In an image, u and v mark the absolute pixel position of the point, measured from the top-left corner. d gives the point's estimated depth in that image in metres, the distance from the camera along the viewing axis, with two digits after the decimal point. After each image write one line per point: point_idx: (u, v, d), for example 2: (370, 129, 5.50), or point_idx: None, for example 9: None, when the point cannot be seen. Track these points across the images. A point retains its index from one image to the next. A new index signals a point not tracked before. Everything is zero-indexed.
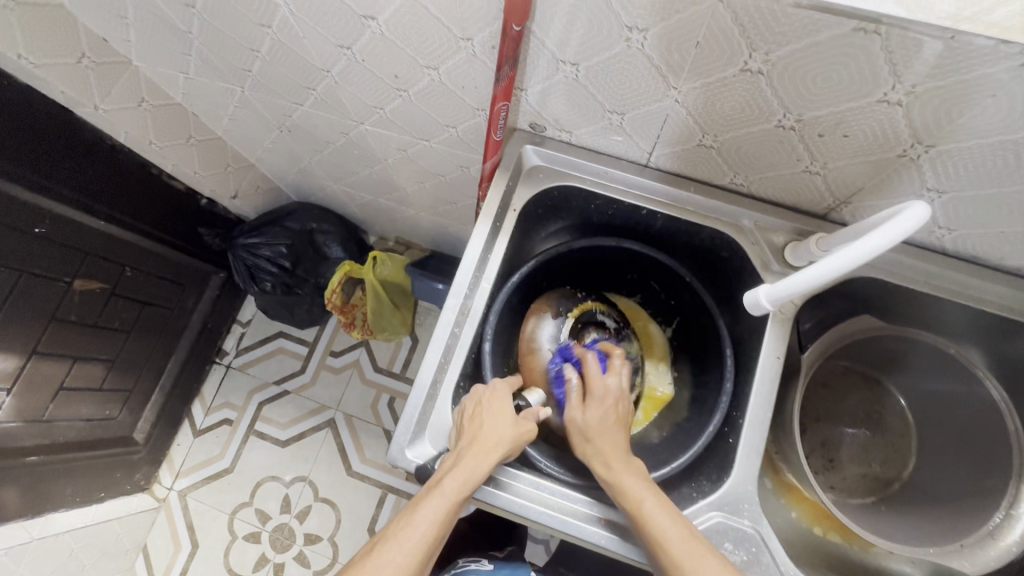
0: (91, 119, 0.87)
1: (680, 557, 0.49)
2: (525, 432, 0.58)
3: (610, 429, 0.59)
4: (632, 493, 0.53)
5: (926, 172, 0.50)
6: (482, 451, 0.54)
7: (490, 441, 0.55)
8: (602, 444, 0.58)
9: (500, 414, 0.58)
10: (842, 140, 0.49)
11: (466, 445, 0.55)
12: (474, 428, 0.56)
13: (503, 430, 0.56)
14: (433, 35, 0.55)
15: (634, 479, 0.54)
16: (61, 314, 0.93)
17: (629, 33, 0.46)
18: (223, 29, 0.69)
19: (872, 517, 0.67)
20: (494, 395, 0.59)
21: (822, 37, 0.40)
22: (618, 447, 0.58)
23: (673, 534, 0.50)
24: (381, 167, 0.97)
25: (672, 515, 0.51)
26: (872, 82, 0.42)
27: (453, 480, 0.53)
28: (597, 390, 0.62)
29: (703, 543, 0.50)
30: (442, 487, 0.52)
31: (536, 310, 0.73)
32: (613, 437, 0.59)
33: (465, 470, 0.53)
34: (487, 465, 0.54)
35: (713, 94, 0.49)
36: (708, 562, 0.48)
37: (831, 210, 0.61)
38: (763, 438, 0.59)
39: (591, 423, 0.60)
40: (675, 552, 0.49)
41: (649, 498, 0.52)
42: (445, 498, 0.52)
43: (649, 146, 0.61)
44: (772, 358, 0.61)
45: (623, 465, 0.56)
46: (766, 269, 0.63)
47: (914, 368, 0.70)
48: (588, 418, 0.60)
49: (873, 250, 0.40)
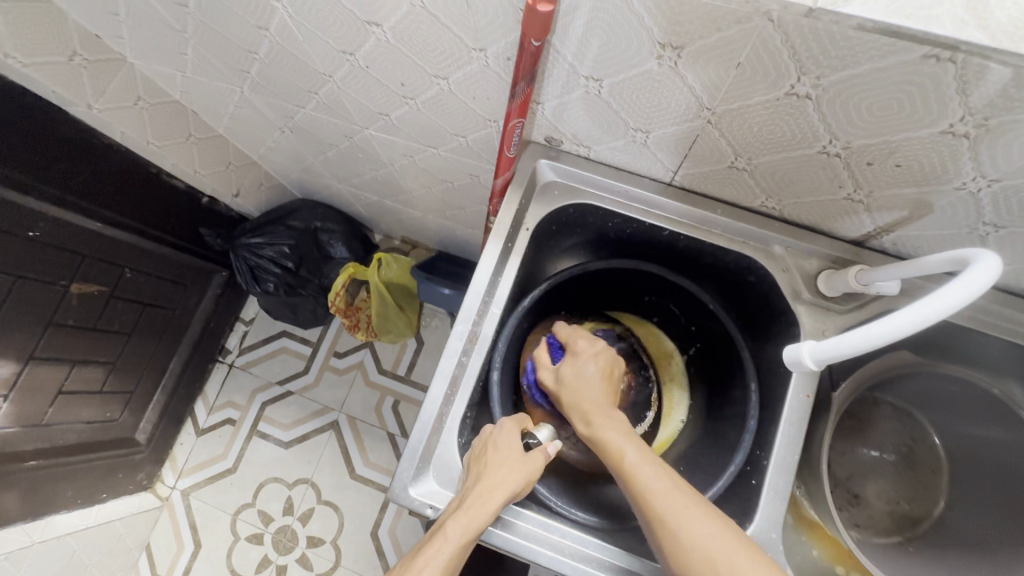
0: (86, 119, 0.82)
1: (669, 512, 0.47)
2: (536, 470, 0.54)
3: (589, 384, 0.59)
4: (616, 449, 0.52)
5: (986, 207, 0.45)
6: (490, 491, 0.51)
7: (499, 477, 0.52)
8: (582, 397, 0.58)
9: (507, 449, 0.54)
10: (893, 170, 0.45)
11: (471, 486, 0.52)
12: (480, 464, 0.54)
13: (513, 468, 0.53)
14: (442, 43, 0.51)
15: (612, 431, 0.54)
16: (59, 318, 0.90)
17: (661, 50, 0.41)
18: (219, 30, 0.65)
19: (901, 558, 0.63)
20: (504, 434, 0.56)
21: (888, 63, 0.35)
22: (599, 403, 0.57)
23: (659, 491, 0.48)
24: (387, 170, 0.93)
25: (659, 473, 0.50)
26: (938, 112, 0.38)
27: (457, 525, 0.49)
28: (574, 347, 0.63)
29: (690, 500, 0.48)
30: (447, 530, 0.49)
31: (534, 337, 0.68)
32: (592, 390, 0.58)
33: (471, 510, 0.50)
34: (495, 504, 0.51)
35: (754, 116, 0.44)
36: (700, 523, 0.46)
37: (870, 238, 0.56)
38: (788, 482, 0.56)
39: (567, 381, 0.60)
40: (664, 510, 0.47)
41: (632, 453, 0.51)
42: (449, 544, 0.48)
43: (674, 165, 0.56)
44: (801, 396, 0.57)
45: (603, 419, 0.55)
46: (797, 298, 0.59)
47: (952, 408, 0.65)
48: (563, 373, 0.60)
49: (975, 291, 0.35)
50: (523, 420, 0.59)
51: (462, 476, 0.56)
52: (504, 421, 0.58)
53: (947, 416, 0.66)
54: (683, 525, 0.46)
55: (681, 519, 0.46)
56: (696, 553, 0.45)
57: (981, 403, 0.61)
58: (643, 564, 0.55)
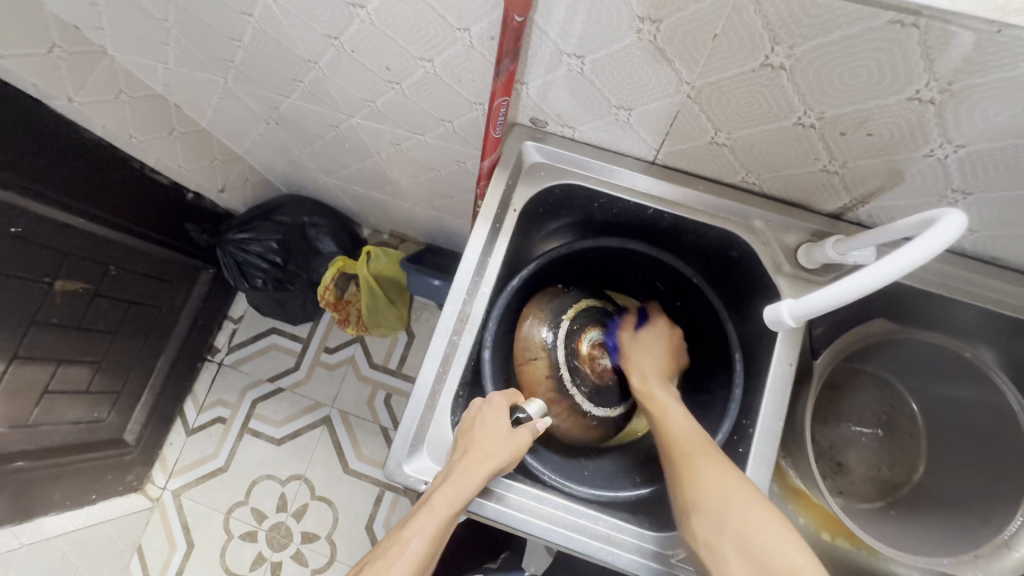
0: (65, 112, 0.81)
1: (691, 449, 0.55)
2: (523, 444, 0.55)
3: (657, 354, 0.69)
4: (660, 403, 0.62)
5: (954, 173, 0.47)
6: (474, 465, 0.52)
7: (485, 452, 0.53)
8: (646, 362, 0.67)
9: (495, 424, 0.55)
10: (865, 139, 0.46)
11: (457, 460, 0.53)
12: (466, 439, 0.54)
13: (500, 443, 0.54)
14: (426, 24, 0.51)
15: (664, 392, 0.63)
16: (42, 317, 0.89)
17: (640, 24, 0.42)
18: (202, 18, 0.65)
19: (884, 521, 0.65)
20: (492, 408, 0.56)
21: (855, 31, 0.37)
22: (656, 369, 0.67)
23: (689, 436, 0.56)
24: (375, 160, 0.93)
25: (692, 424, 0.58)
26: (905, 78, 0.39)
27: (441, 498, 0.50)
28: (655, 322, 0.72)
29: (717, 452, 0.55)
30: (432, 504, 0.50)
31: (528, 312, 0.68)
32: (657, 360, 0.68)
33: (456, 483, 0.51)
34: (481, 477, 0.51)
35: (730, 89, 0.46)
36: (717, 461, 0.53)
37: (847, 210, 0.58)
38: (773, 448, 0.57)
39: (641, 345, 0.70)
40: (690, 447, 0.55)
41: (674, 408, 0.61)
42: (434, 517, 0.50)
43: (656, 142, 0.58)
44: (785, 365, 0.59)
45: (657, 382, 0.65)
46: (778, 270, 0.61)
47: (929, 372, 0.67)
48: (640, 342, 0.70)
49: (948, 238, 0.37)
50: (512, 396, 0.59)
51: (450, 451, 0.57)
52: (493, 395, 0.58)
53: (923, 383, 0.69)
54: (703, 461, 0.53)
55: (704, 458, 0.53)
56: (709, 483, 0.51)
57: (950, 367, 0.64)
58: (635, 531, 0.57)
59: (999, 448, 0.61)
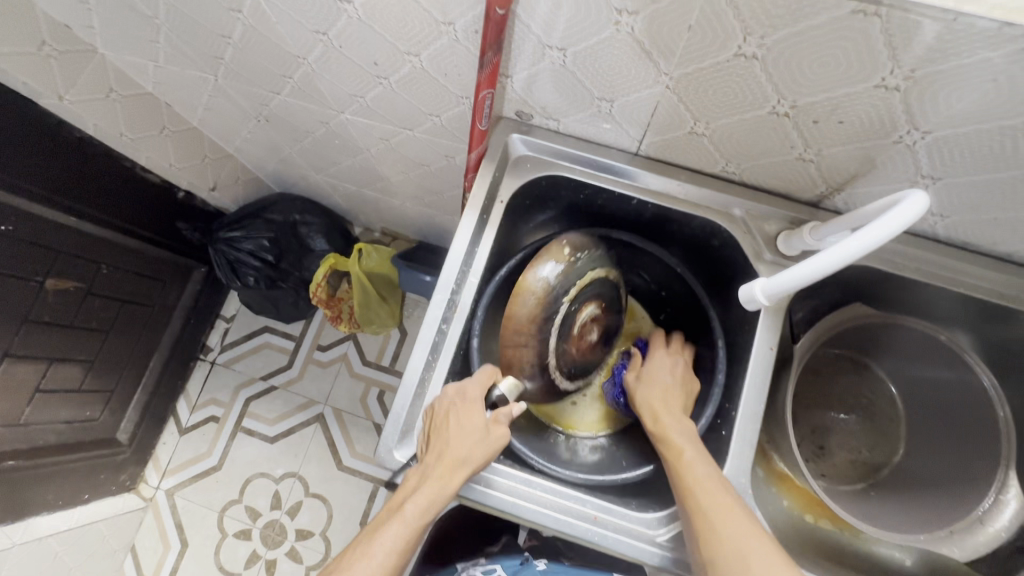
0: (55, 110, 0.81)
1: (708, 503, 0.51)
2: (496, 443, 0.55)
3: (663, 384, 0.63)
4: (675, 444, 0.56)
5: (923, 159, 0.49)
6: (445, 471, 0.53)
7: (456, 459, 0.53)
8: (653, 398, 0.62)
9: (466, 425, 0.55)
10: (836, 127, 0.48)
11: (427, 466, 0.54)
12: (434, 439, 0.54)
13: (473, 448, 0.54)
14: (412, 19, 0.53)
15: (679, 431, 0.57)
16: (34, 315, 0.89)
17: (619, 16, 0.44)
18: (192, 15, 0.66)
19: (864, 501, 0.67)
20: (464, 406, 0.56)
21: (820, 21, 0.39)
22: (670, 405, 0.61)
23: (707, 486, 0.52)
24: (365, 157, 0.94)
25: (708, 470, 0.53)
26: (871, 66, 0.41)
27: (413, 507, 0.52)
28: (658, 351, 0.68)
29: (735, 503, 0.51)
30: (403, 513, 0.52)
31: (522, 288, 0.61)
32: (665, 392, 0.62)
33: (428, 493, 0.52)
34: (453, 484, 0.53)
35: (706, 79, 0.47)
36: (733, 518, 0.50)
37: (824, 198, 0.60)
38: (754, 430, 0.59)
39: (645, 379, 0.65)
40: (708, 501, 0.51)
41: (690, 451, 0.55)
42: (406, 524, 0.52)
43: (638, 134, 0.60)
44: (765, 349, 0.61)
45: (670, 418, 0.59)
46: (758, 258, 0.62)
47: (906, 355, 0.69)
48: (641, 376, 0.66)
49: (909, 218, 0.39)
50: (490, 378, 0.59)
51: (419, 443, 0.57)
52: (467, 388, 0.58)
53: (901, 367, 0.71)
54: (720, 517, 0.50)
55: (721, 516, 0.50)
56: (727, 545, 0.48)
57: (930, 350, 0.66)
58: (621, 513, 0.58)
59: (973, 432, 0.64)
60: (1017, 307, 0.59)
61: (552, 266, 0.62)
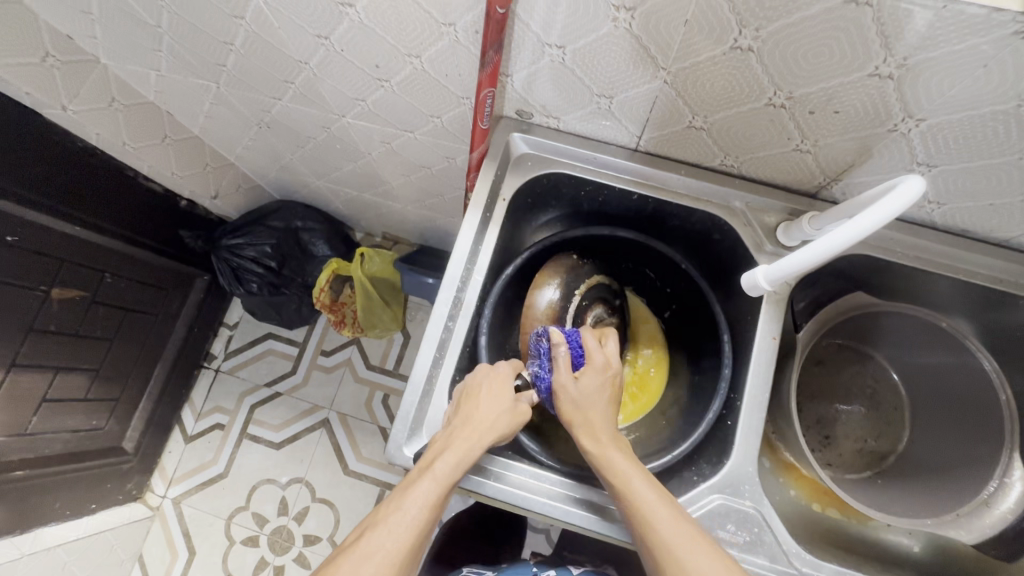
0: (59, 120, 0.82)
1: (670, 541, 0.47)
2: (522, 416, 0.56)
3: (599, 402, 0.56)
4: (620, 473, 0.51)
5: (917, 147, 0.50)
6: (478, 431, 0.53)
7: (487, 422, 0.54)
8: (593, 415, 0.55)
9: (499, 394, 0.56)
10: (833, 117, 0.49)
11: (459, 426, 0.54)
12: (468, 404, 0.55)
13: (502, 414, 0.55)
14: (413, 21, 0.54)
15: (620, 457, 0.53)
16: (40, 325, 0.90)
17: (616, 12, 0.45)
18: (195, 24, 0.67)
19: (871, 489, 0.68)
20: (497, 378, 0.58)
21: (813, 11, 0.40)
22: (605, 421, 0.56)
23: (663, 520, 0.48)
24: (366, 160, 0.95)
25: (663, 503, 0.49)
26: (864, 56, 0.42)
27: (447, 463, 0.51)
28: (593, 361, 0.58)
29: (700, 539, 0.47)
30: (436, 470, 0.51)
31: (541, 284, 0.68)
32: (603, 410, 0.56)
33: (460, 452, 0.52)
34: (483, 445, 0.53)
35: (702, 73, 0.49)
36: (704, 553, 0.46)
37: (821, 189, 0.61)
38: (761, 419, 0.60)
39: (582, 393, 0.56)
40: (668, 536, 0.47)
41: (637, 480, 0.51)
42: (438, 482, 0.50)
43: (637, 130, 0.60)
44: (768, 338, 0.62)
45: (608, 440, 0.54)
46: (759, 250, 0.63)
47: (906, 344, 0.70)
48: (582, 389, 0.56)
49: (904, 202, 0.41)
50: (517, 365, 0.61)
51: (447, 414, 0.58)
52: (497, 364, 0.60)
53: (903, 355, 0.71)
54: (687, 555, 0.46)
55: (685, 552, 0.46)
56: None
57: (930, 335, 0.66)
58: None
59: (975, 415, 0.64)
60: (1015, 292, 0.60)
61: (551, 291, 0.68)
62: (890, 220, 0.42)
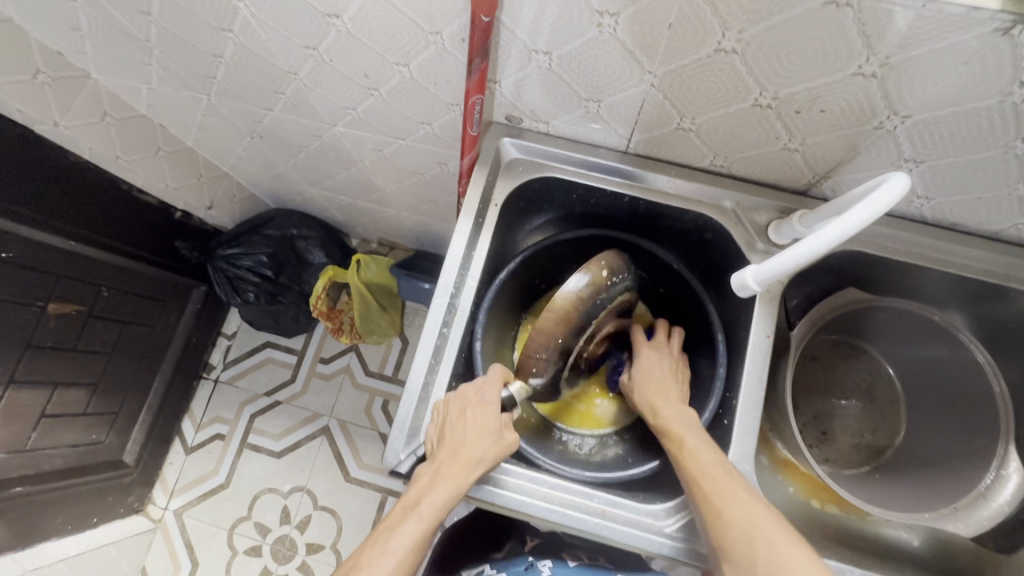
0: (51, 135, 0.82)
1: (716, 487, 0.51)
2: (507, 448, 0.57)
3: (661, 380, 0.64)
4: (676, 432, 0.57)
5: (903, 143, 0.50)
6: (461, 467, 0.54)
7: (469, 457, 0.54)
8: (652, 390, 0.63)
9: (483, 426, 0.56)
10: (820, 116, 0.49)
11: (445, 462, 0.54)
12: (453, 437, 0.55)
13: (484, 447, 0.55)
14: (401, 31, 0.54)
15: (681, 421, 0.59)
16: (37, 341, 0.90)
17: (600, 18, 0.45)
18: (185, 38, 0.67)
19: (870, 484, 0.68)
20: (480, 406, 0.57)
21: (796, 12, 0.40)
22: (667, 394, 0.63)
23: (711, 471, 0.53)
24: (359, 168, 0.95)
25: (713, 454, 0.54)
26: (846, 56, 0.43)
27: (432, 503, 0.52)
28: (658, 347, 0.68)
29: (742, 486, 0.51)
30: (421, 508, 0.52)
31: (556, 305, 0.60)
32: (665, 386, 0.64)
33: (444, 490, 0.53)
34: (467, 482, 0.54)
35: (689, 75, 0.49)
36: (740, 498, 0.50)
37: (811, 186, 0.61)
38: (756, 417, 0.60)
39: (641, 371, 0.66)
40: (710, 485, 0.52)
41: (690, 437, 0.56)
42: (422, 521, 0.51)
43: (626, 132, 0.61)
44: (762, 337, 0.62)
45: (670, 407, 0.60)
46: (751, 249, 0.63)
47: (901, 337, 0.70)
48: (638, 368, 0.67)
49: (892, 200, 0.41)
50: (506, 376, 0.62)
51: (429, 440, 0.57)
52: (481, 389, 0.59)
53: (900, 348, 0.72)
54: (728, 505, 0.50)
55: (726, 497, 0.50)
56: (735, 528, 0.49)
57: (927, 331, 0.67)
58: (627, 505, 0.59)
59: (973, 409, 0.65)
60: (1006, 284, 0.60)
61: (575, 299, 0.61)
62: (880, 215, 0.42)
